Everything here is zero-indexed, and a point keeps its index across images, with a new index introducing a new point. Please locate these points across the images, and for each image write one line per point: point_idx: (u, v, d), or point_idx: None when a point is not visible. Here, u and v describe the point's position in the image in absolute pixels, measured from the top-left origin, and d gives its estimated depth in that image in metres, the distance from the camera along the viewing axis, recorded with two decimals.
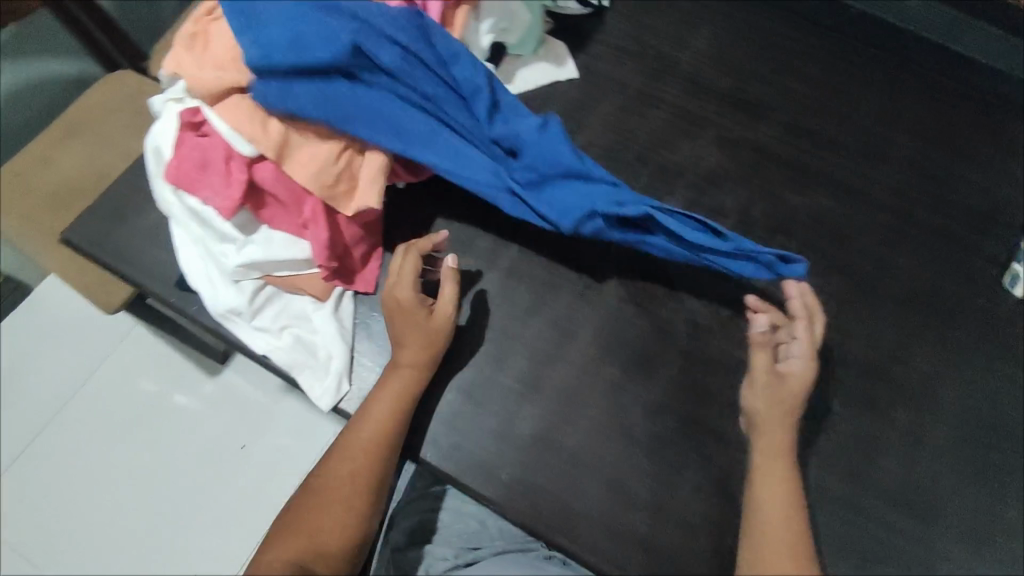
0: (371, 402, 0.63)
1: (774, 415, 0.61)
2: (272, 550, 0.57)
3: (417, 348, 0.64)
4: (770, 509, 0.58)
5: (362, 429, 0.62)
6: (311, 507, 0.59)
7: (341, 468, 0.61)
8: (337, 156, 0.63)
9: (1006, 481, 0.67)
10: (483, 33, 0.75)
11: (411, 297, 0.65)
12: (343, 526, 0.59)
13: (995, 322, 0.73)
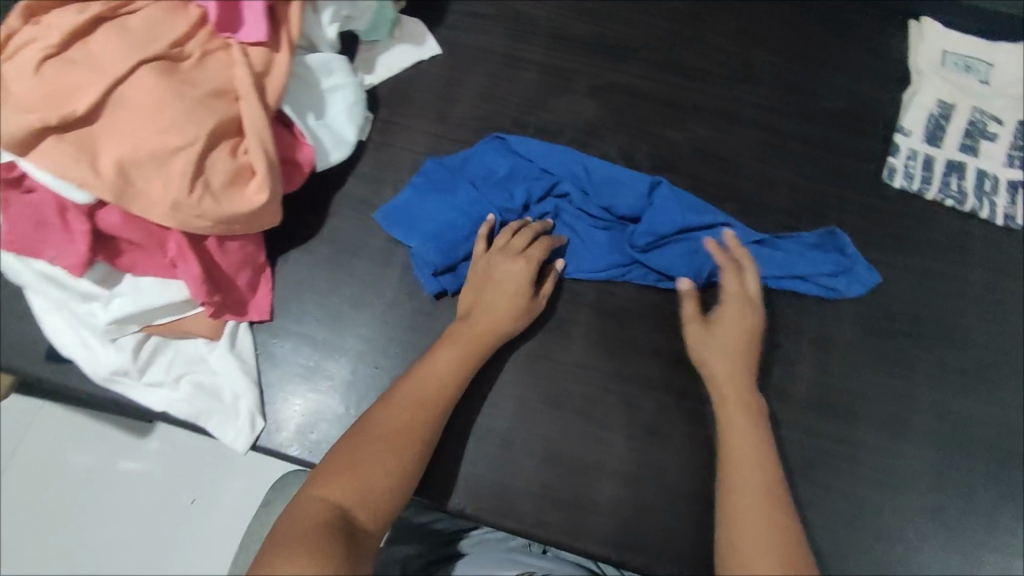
0: (435, 354, 0.62)
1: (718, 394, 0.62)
2: (315, 485, 0.52)
3: (509, 313, 0.64)
4: (740, 464, 0.57)
5: (422, 381, 0.60)
6: (361, 449, 0.54)
7: (397, 417, 0.57)
8: (190, 182, 0.59)
9: (913, 363, 0.71)
10: (328, 25, 0.71)
11: (524, 266, 0.65)
12: (393, 475, 0.54)
13: (879, 215, 0.77)
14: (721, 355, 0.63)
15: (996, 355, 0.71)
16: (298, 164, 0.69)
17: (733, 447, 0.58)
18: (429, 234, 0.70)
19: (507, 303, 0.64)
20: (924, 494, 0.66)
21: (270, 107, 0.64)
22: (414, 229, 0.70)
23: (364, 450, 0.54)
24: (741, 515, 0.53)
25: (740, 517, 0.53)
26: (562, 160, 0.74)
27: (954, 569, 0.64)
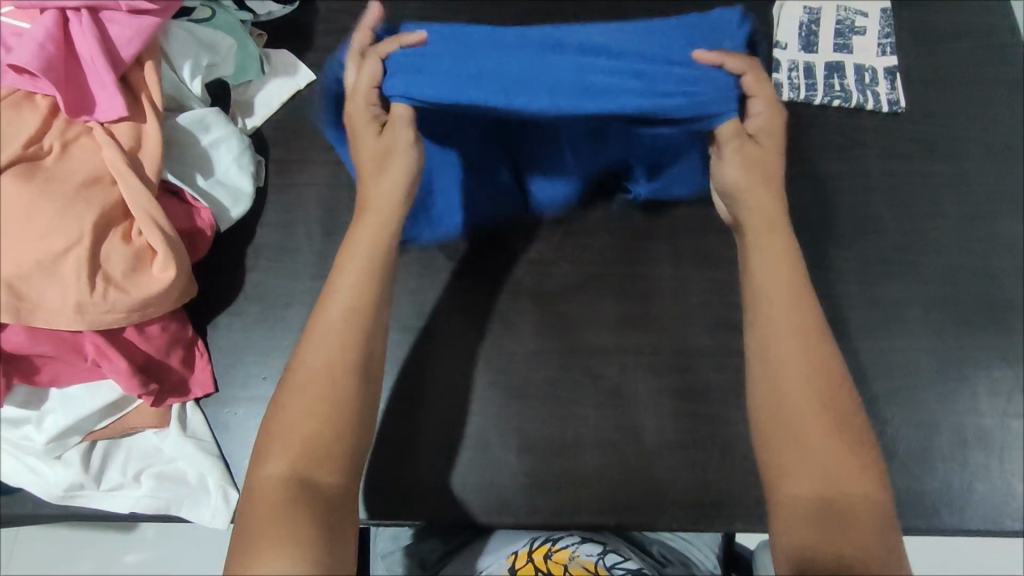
0: (339, 279, 0.58)
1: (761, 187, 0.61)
2: (265, 465, 0.50)
3: (394, 168, 0.61)
4: (783, 314, 0.56)
5: (330, 311, 0.56)
6: (298, 407, 0.52)
7: (327, 353, 0.54)
8: (89, 281, 0.57)
9: (838, 263, 0.74)
10: (191, 79, 0.69)
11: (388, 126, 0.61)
12: (344, 426, 0.52)
13: None
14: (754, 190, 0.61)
15: (910, 236, 0.76)
16: (200, 230, 0.67)
17: (781, 314, 0.57)
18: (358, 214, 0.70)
19: (370, 156, 0.62)
20: (877, 379, 0.70)
21: (152, 180, 0.62)
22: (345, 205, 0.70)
23: (297, 407, 0.52)
24: (789, 395, 0.54)
25: (788, 390, 0.54)
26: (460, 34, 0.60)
27: (916, 441, 0.68)
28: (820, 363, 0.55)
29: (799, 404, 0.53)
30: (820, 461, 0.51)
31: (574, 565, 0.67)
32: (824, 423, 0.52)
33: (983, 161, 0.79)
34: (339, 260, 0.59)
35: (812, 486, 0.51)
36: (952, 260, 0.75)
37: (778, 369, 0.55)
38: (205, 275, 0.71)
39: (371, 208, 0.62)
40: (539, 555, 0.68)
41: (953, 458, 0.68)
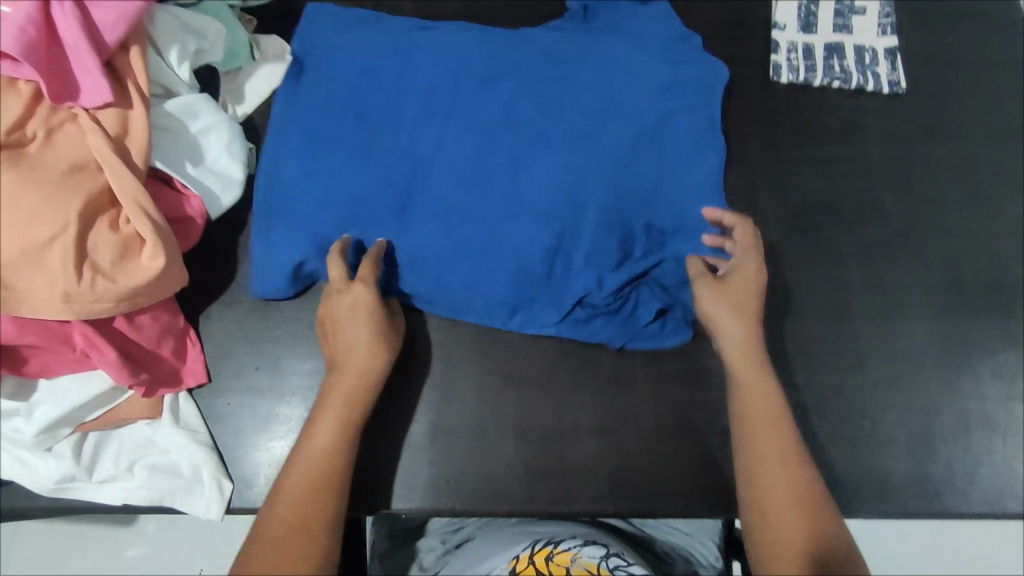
0: (313, 431, 0.58)
1: (737, 301, 0.63)
2: None
3: (379, 329, 0.62)
4: (751, 421, 0.58)
5: (304, 460, 0.56)
6: (264, 559, 0.51)
7: (287, 508, 0.54)
8: (76, 270, 0.56)
9: (839, 247, 0.73)
10: (179, 64, 0.67)
11: (361, 287, 0.62)
12: (310, 574, 0.51)
13: (775, 114, 0.78)
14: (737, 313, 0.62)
15: (912, 220, 0.74)
16: (191, 218, 0.67)
17: (745, 408, 0.59)
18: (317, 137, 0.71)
19: (365, 325, 0.62)
20: (878, 364, 0.69)
21: (140, 168, 0.61)
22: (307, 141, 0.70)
23: (268, 547, 0.52)
24: (767, 498, 0.55)
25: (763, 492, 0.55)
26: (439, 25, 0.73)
27: (917, 427, 0.68)
28: (788, 469, 0.55)
29: (773, 506, 0.54)
30: (794, 544, 0.52)
31: (576, 567, 0.59)
32: (800, 518, 0.53)
33: (986, 143, 0.78)
34: (314, 409, 0.59)
35: (797, 557, 0.51)
36: (955, 242, 0.74)
37: (758, 475, 0.56)
38: (196, 264, 0.70)
39: (349, 360, 0.61)
40: (540, 558, 0.61)
41: (956, 443, 0.67)
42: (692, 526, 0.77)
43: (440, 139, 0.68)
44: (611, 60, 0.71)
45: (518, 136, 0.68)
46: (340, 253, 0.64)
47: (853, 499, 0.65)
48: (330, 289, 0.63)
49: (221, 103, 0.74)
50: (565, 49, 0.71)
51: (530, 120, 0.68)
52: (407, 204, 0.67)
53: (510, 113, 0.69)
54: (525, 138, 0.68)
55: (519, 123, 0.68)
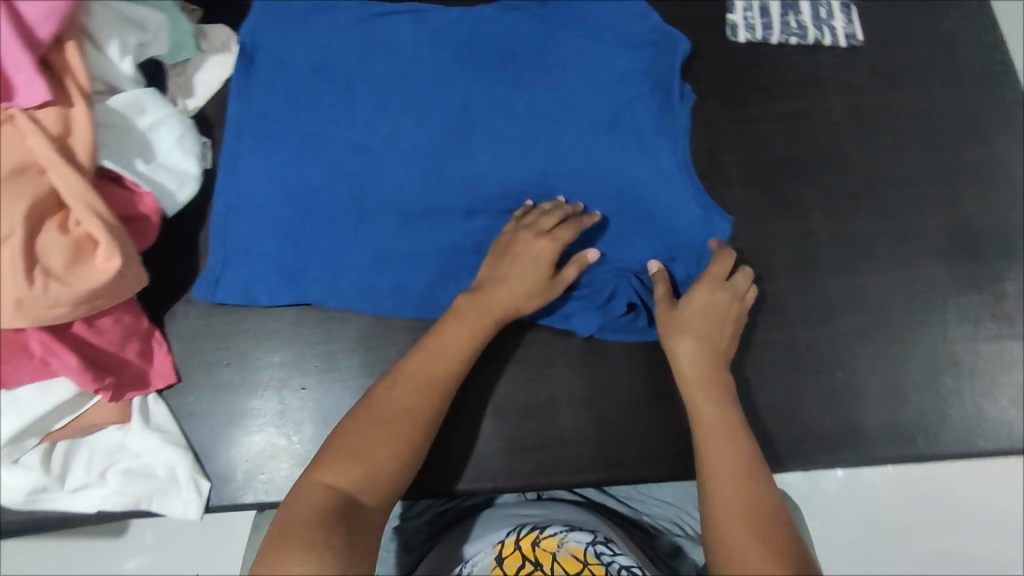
0: (443, 331, 0.61)
1: (694, 326, 0.62)
2: (316, 470, 0.52)
3: (535, 274, 0.63)
4: (710, 434, 0.56)
5: (430, 361, 0.59)
6: (365, 430, 0.54)
7: (403, 397, 0.57)
8: (26, 275, 0.54)
9: (804, 202, 0.74)
10: (120, 58, 0.65)
11: (547, 242, 0.63)
12: (403, 456, 0.54)
13: (734, 74, 0.78)
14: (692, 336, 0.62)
15: (875, 170, 0.75)
16: (144, 216, 0.65)
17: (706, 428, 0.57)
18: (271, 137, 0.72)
19: (527, 267, 0.63)
20: (849, 315, 0.70)
21: (86, 167, 0.59)
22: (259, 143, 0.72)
23: (370, 431, 0.54)
24: (722, 510, 0.51)
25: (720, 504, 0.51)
26: (391, 16, 0.74)
27: (889, 374, 0.68)
28: (745, 483, 0.52)
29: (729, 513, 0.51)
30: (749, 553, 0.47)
31: (563, 553, 0.59)
32: (755, 531, 0.49)
33: (943, 90, 0.78)
34: (451, 313, 0.62)
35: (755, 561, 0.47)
36: (918, 190, 0.74)
37: (712, 486, 0.53)
38: (156, 264, 0.68)
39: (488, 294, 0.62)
40: (527, 543, 0.61)
41: (927, 388, 0.68)
42: (678, 496, 0.76)
43: (397, 136, 0.70)
44: (581, 45, 0.73)
45: (476, 131, 0.70)
46: (574, 226, 0.65)
47: (830, 450, 0.66)
48: (531, 227, 0.65)
49: (170, 98, 0.72)
50: (515, 41, 0.73)
51: (484, 115, 0.71)
52: (362, 203, 0.68)
53: (466, 109, 0.71)
54: (479, 132, 0.70)
55: (474, 117, 0.71)
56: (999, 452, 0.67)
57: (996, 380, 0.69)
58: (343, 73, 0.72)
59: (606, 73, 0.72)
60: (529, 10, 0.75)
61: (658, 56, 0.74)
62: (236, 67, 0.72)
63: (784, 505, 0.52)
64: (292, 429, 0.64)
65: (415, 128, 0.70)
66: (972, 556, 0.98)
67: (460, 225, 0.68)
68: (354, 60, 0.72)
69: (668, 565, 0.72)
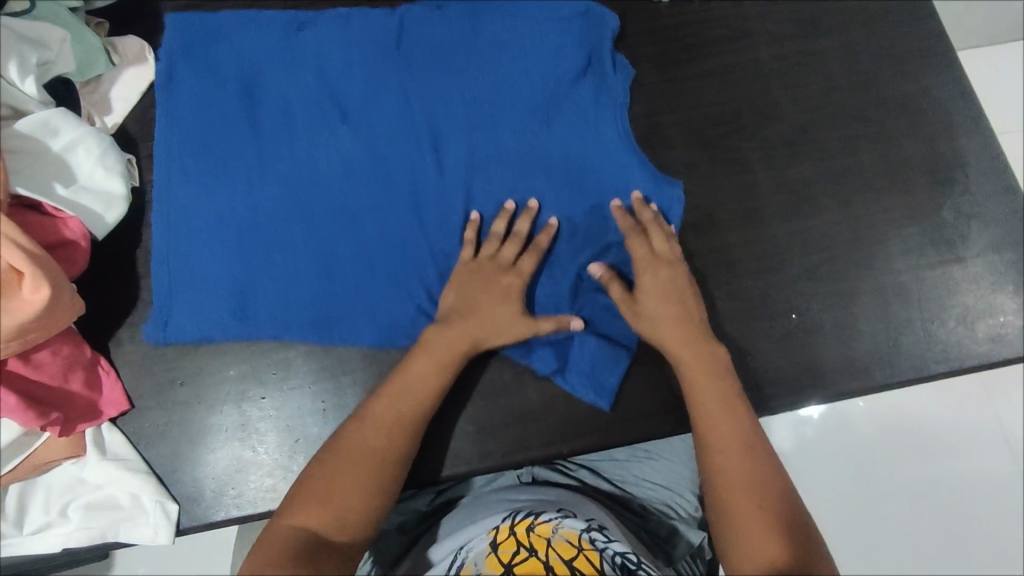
0: (411, 366, 0.61)
1: (659, 310, 0.64)
2: (288, 514, 0.54)
3: (504, 318, 0.62)
4: (710, 409, 0.60)
5: (398, 401, 0.59)
6: (333, 473, 0.55)
7: (372, 434, 0.57)
8: None
9: (743, 153, 0.74)
10: (22, 80, 0.61)
11: (514, 278, 0.64)
12: (373, 496, 0.55)
13: (661, 35, 0.78)
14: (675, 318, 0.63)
15: (808, 116, 0.76)
16: (72, 242, 0.63)
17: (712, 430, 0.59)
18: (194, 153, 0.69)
19: (496, 306, 0.63)
20: (797, 259, 0.72)
21: (0, 197, 0.56)
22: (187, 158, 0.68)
23: (340, 471, 0.55)
24: (724, 484, 0.56)
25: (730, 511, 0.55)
26: (316, 24, 0.71)
27: (841, 312, 0.70)
28: (744, 460, 0.57)
29: (731, 488, 0.56)
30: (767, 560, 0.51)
31: (558, 538, 0.59)
32: (758, 504, 0.54)
33: (866, 30, 0.79)
34: (417, 348, 0.62)
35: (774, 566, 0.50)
36: (851, 129, 0.76)
37: (714, 461, 0.58)
38: (93, 289, 0.65)
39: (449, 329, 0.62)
40: (522, 529, 0.61)
41: (878, 320, 0.70)
42: (669, 480, 0.78)
43: (333, 145, 0.68)
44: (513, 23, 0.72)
45: (415, 135, 0.69)
46: (536, 252, 0.65)
47: (790, 393, 0.68)
48: (494, 264, 0.65)
49: (87, 117, 0.69)
50: (447, 37, 0.71)
51: (424, 119, 0.69)
52: (306, 213, 0.67)
53: (400, 108, 0.69)
54: (421, 138, 0.69)
55: (413, 121, 0.69)
56: (951, 374, 0.70)
57: (942, 304, 0.71)
58: (274, 92, 0.70)
59: (540, 51, 0.71)
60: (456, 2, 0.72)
61: (587, 29, 0.72)
62: (160, 96, 0.69)
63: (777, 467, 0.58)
64: (256, 440, 0.63)
65: (355, 139, 0.68)
66: (945, 479, 1.02)
67: (415, 234, 0.67)
68: (284, 77, 0.70)
69: (665, 549, 0.73)
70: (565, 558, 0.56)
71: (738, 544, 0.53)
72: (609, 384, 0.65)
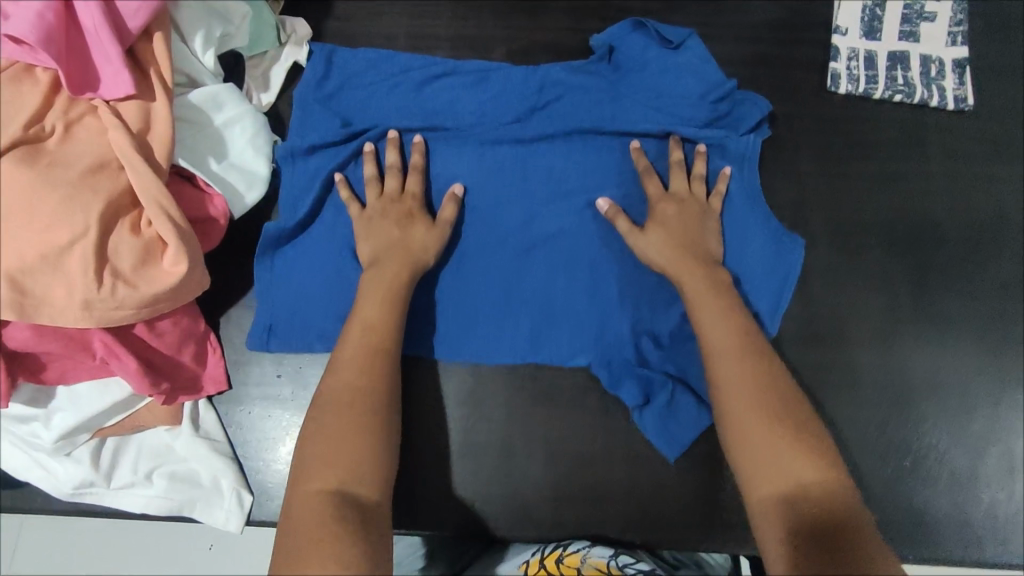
0: (359, 311, 0.60)
1: (682, 232, 0.64)
2: (307, 480, 0.50)
3: (416, 236, 0.63)
4: (716, 340, 0.58)
5: (358, 336, 0.58)
6: (328, 426, 0.52)
7: (347, 379, 0.56)
8: (97, 275, 0.53)
9: (890, 274, 0.70)
10: (203, 52, 0.64)
11: (412, 202, 0.65)
12: (376, 436, 0.53)
13: (827, 127, 0.74)
14: (719, 325, 0.59)
15: (967, 248, 0.71)
16: (213, 218, 0.63)
17: (709, 336, 0.59)
18: (311, 173, 0.67)
19: (401, 228, 0.63)
20: (926, 400, 0.67)
21: (163, 166, 0.58)
22: (309, 177, 0.67)
23: (333, 425, 0.52)
24: (731, 402, 0.55)
25: (740, 427, 0.53)
26: (453, 77, 0.71)
27: (961, 468, 0.65)
28: (749, 375, 0.55)
29: (740, 410, 0.54)
30: (789, 474, 0.50)
31: (587, 567, 0.62)
32: (766, 414, 0.53)
33: None
34: (362, 293, 0.61)
35: (786, 484, 0.50)
36: (1014, 274, 0.70)
37: (719, 384, 0.56)
38: (222, 265, 0.67)
39: (376, 277, 0.61)
40: (552, 561, 0.64)
41: (999, 488, 0.65)
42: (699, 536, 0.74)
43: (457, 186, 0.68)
44: (654, 99, 0.70)
45: (553, 204, 0.68)
46: (417, 172, 0.66)
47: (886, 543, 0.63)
48: (387, 193, 0.65)
49: (245, 92, 0.70)
50: (593, 98, 0.70)
51: (548, 191, 0.68)
52: None
53: (528, 163, 0.69)
54: (547, 211, 0.68)
55: (542, 194, 0.68)
56: None
57: None
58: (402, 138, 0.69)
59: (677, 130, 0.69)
60: (602, 75, 0.71)
61: (737, 111, 0.70)
62: (291, 125, 0.69)
63: (782, 371, 0.57)
64: None
65: (482, 195, 0.68)
66: None
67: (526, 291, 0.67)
68: (416, 118, 0.69)
69: None
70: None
71: (755, 463, 0.52)
72: (683, 438, 0.64)
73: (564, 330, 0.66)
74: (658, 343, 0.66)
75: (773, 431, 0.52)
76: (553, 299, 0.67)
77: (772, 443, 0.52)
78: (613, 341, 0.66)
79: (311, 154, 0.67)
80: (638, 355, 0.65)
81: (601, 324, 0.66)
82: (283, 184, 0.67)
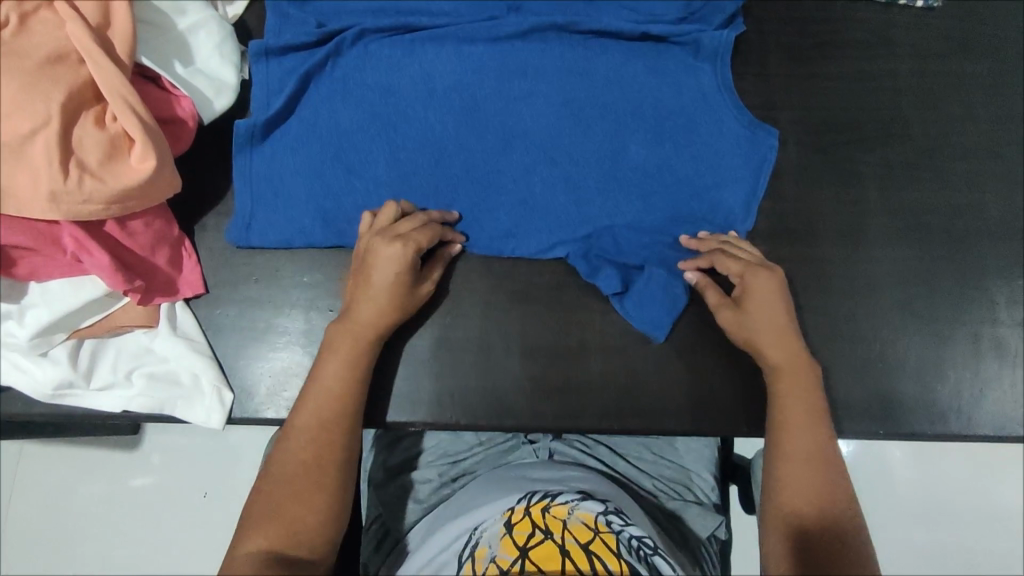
0: (320, 369, 0.58)
1: (758, 284, 0.62)
2: (247, 540, 0.52)
3: (395, 296, 0.60)
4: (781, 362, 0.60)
5: (316, 402, 0.57)
6: (274, 491, 0.54)
7: (297, 450, 0.55)
8: (61, 166, 0.52)
9: (859, 167, 0.70)
10: None
11: (402, 246, 0.60)
12: (321, 508, 0.54)
13: (797, 27, 0.74)
14: (782, 346, 0.60)
15: (936, 142, 0.71)
16: (181, 120, 0.62)
17: (771, 358, 0.60)
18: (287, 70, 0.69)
19: (386, 284, 0.59)
20: (896, 289, 0.68)
21: (125, 62, 0.57)
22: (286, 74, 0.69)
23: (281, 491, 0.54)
24: (788, 425, 0.58)
25: (791, 435, 0.58)
26: None
27: (928, 353, 0.67)
28: (809, 407, 0.59)
29: (793, 436, 0.57)
30: (808, 500, 0.55)
31: (573, 521, 0.55)
32: (814, 446, 0.57)
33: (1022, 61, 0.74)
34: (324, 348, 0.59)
35: (806, 485, 0.55)
36: (981, 165, 0.71)
37: (779, 409, 0.59)
38: (193, 172, 0.67)
39: (344, 329, 0.59)
40: (537, 510, 0.57)
41: (965, 368, 0.67)
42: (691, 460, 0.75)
43: (430, 79, 0.70)
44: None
45: (524, 96, 0.70)
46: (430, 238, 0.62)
47: (856, 421, 0.65)
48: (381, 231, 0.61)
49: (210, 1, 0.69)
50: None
51: (522, 84, 0.71)
52: (395, 141, 0.68)
53: (502, 57, 0.71)
54: (522, 107, 0.70)
55: (516, 90, 0.70)
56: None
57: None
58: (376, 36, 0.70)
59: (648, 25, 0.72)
60: None
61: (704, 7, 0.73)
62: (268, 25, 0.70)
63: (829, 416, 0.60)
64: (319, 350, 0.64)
65: (457, 93, 0.70)
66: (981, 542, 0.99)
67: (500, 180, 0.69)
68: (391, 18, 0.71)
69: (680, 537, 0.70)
70: (580, 542, 0.52)
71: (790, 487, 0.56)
72: (660, 320, 0.65)
73: (542, 214, 0.68)
74: (635, 232, 0.68)
75: (816, 467, 0.56)
76: (530, 193, 0.69)
77: (809, 474, 0.56)
78: (592, 233, 0.68)
79: (288, 52, 0.69)
80: (616, 244, 0.67)
81: (577, 215, 0.68)
82: (257, 79, 0.68)
